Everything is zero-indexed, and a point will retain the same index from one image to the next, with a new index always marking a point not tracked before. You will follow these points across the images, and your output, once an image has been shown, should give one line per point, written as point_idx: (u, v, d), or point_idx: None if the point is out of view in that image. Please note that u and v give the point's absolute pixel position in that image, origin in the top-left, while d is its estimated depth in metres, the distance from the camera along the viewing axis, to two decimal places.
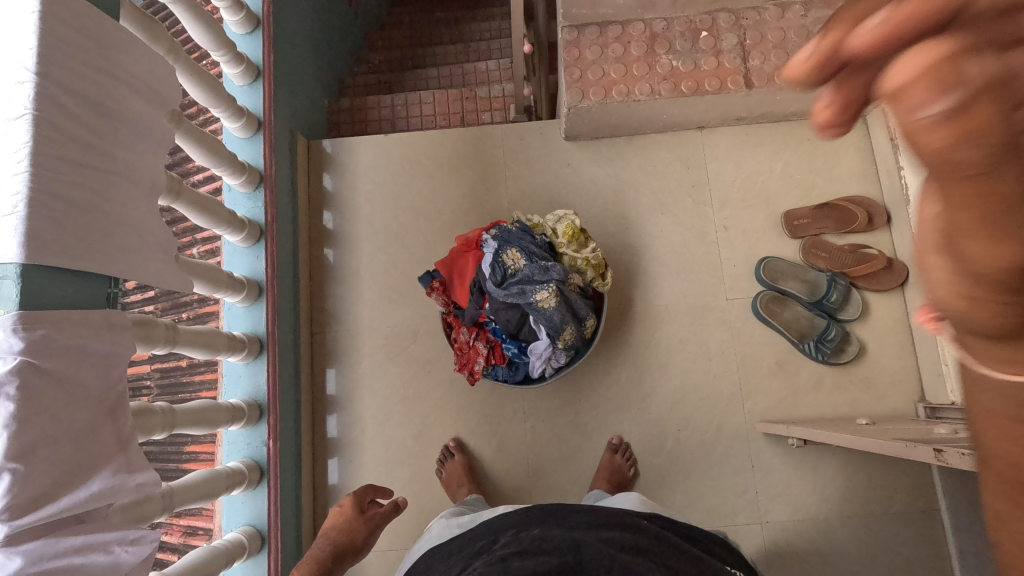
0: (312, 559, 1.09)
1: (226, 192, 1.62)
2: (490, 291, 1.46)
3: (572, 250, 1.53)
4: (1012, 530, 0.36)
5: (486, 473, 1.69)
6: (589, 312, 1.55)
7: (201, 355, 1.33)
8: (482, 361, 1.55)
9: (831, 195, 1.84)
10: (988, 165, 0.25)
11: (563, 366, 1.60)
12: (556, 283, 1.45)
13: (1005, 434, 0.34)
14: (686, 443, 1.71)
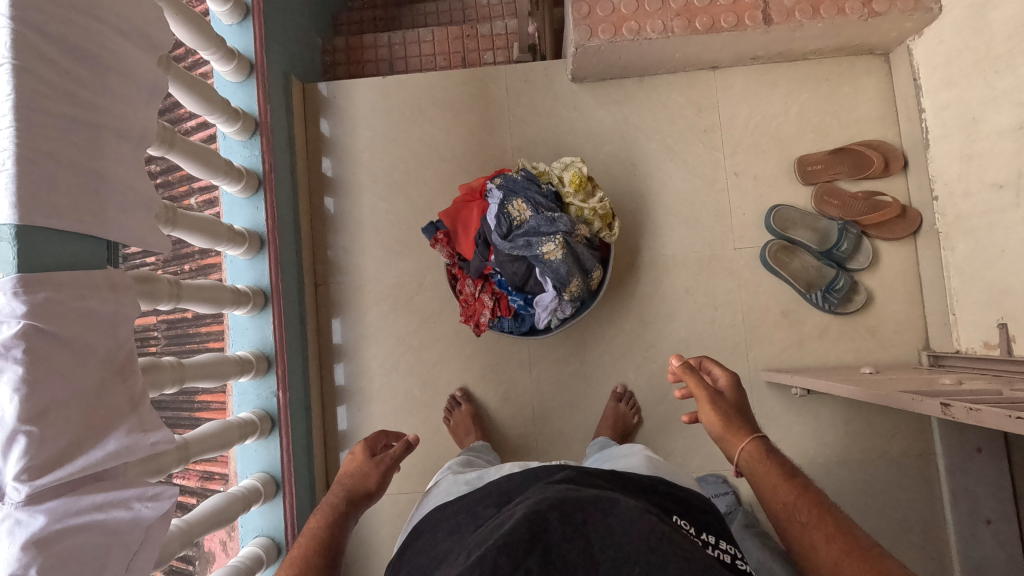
0: (325, 506, 1.14)
1: (221, 141, 1.57)
2: (496, 243, 1.44)
3: (579, 200, 1.49)
4: (811, 540, 0.91)
5: (492, 421, 1.73)
6: (595, 264, 1.53)
7: (206, 309, 1.33)
8: (488, 313, 1.55)
9: (847, 139, 1.78)
10: (717, 401, 1.14)
11: (569, 317, 1.60)
12: (562, 235, 1.42)
13: (771, 485, 1.00)
14: (689, 392, 1.73)
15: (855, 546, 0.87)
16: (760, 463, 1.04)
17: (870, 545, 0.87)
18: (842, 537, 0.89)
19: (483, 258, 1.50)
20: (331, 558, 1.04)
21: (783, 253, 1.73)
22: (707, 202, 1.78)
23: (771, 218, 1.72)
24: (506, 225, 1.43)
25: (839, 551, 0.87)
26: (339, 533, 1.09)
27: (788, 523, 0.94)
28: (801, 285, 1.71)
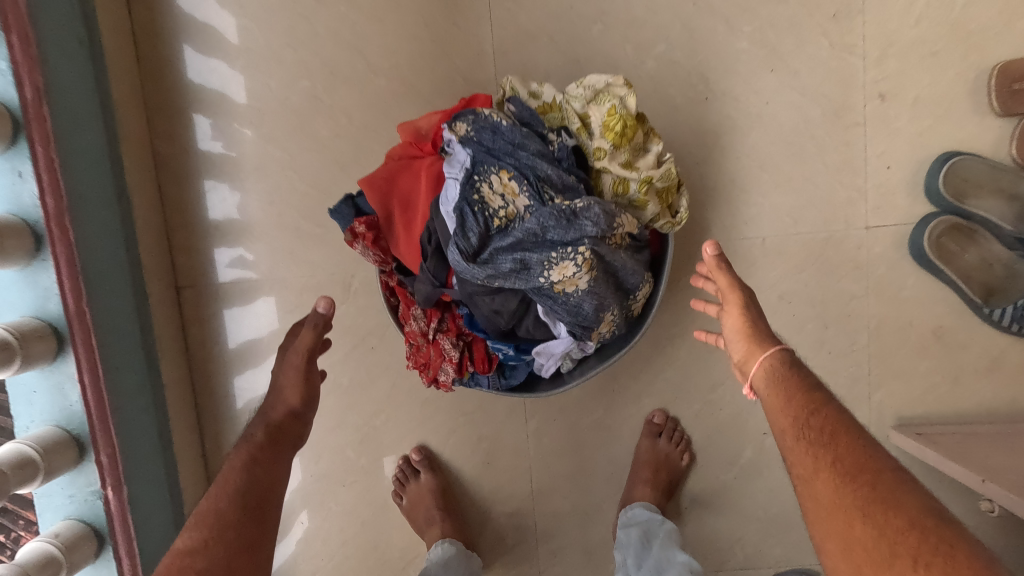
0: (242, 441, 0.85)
1: None
2: (458, 268, 0.75)
3: (621, 166, 0.78)
4: (816, 477, 0.68)
5: (466, 495, 1.14)
6: (645, 279, 0.84)
7: None
8: (452, 367, 0.89)
9: None
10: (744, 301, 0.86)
11: (591, 358, 0.95)
12: (587, 245, 0.74)
13: (778, 403, 0.75)
14: (771, 455, 1.12)
15: (863, 471, 0.66)
16: (773, 392, 0.78)
17: (887, 473, 0.65)
18: (852, 458, 0.67)
19: (439, 281, 0.82)
20: (258, 505, 0.76)
21: (949, 238, 1.04)
22: (826, 147, 1.04)
23: (940, 181, 1.01)
24: (478, 230, 0.74)
25: (842, 476, 0.66)
26: (265, 470, 0.80)
27: (788, 437, 0.73)
28: (976, 292, 1.05)
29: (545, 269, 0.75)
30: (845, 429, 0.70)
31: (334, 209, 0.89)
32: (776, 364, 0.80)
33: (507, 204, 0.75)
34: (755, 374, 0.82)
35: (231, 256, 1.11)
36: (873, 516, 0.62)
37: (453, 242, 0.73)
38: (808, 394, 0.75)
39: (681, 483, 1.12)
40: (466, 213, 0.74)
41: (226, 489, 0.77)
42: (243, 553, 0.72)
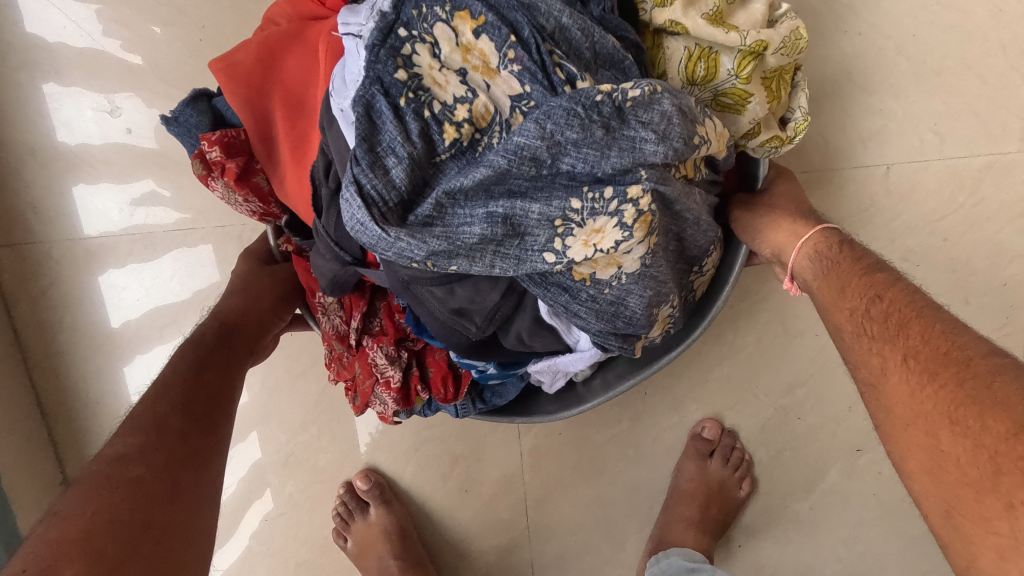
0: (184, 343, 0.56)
1: None
2: (368, 239, 0.40)
3: (708, 24, 0.45)
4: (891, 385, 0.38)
5: (435, 535, 0.82)
6: (717, 238, 0.51)
7: None
8: (390, 392, 0.62)
9: None
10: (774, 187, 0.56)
11: (619, 360, 0.64)
12: (640, 186, 0.40)
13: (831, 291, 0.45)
14: (866, 482, 0.78)
15: (950, 360, 0.36)
16: (817, 273, 0.47)
17: (987, 356, 0.35)
18: (934, 346, 0.37)
19: (351, 257, 0.50)
20: (211, 414, 0.50)
21: None
22: (1000, 19, 0.65)
23: None
24: (405, 155, 0.39)
25: (920, 376, 0.37)
26: (220, 373, 0.54)
27: (845, 336, 0.43)
28: None
29: (554, 234, 0.40)
30: (929, 303, 0.39)
31: (174, 116, 0.56)
32: (817, 243, 0.48)
33: (471, 94, 0.40)
34: (797, 263, 0.49)
35: (134, 195, 0.75)
36: (966, 426, 0.33)
37: (351, 177, 0.39)
38: (868, 270, 0.44)
39: (736, 518, 0.80)
40: (385, 115, 0.40)
41: (171, 385, 0.50)
42: (193, 464, 0.45)
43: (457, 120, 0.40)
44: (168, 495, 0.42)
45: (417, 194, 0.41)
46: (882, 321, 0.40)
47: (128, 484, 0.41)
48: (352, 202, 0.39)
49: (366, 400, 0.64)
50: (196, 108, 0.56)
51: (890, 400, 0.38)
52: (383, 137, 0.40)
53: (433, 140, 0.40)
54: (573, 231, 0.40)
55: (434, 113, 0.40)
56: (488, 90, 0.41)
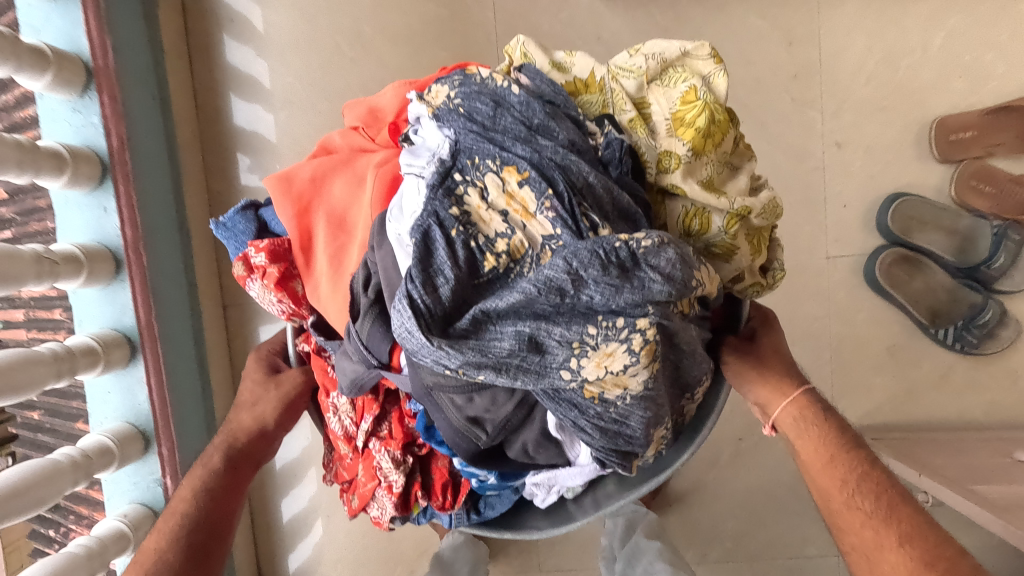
0: (201, 471, 0.84)
1: (36, 100, 0.99)
2: (414, 342, 0.57)
3: (702, 191, 0.62)
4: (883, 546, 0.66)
5: None
6: (708, 369, 0.71)
7: (7, 403, 0.85)
8: (393, 495, 0.89)
9: (1017, 90, 1.16)
10: (777, 355, 0.82)
11: (608, 481, 0.89)
12: (644, 318, 0.56)
13: (828, 464, 0.72)
14: (746, 459, 1.25)
15: (932, 550, 0.64)
16: (816, 447, 0.74)
17: (949, 550, 0.64)
18: (916, 535, 0.65)
19: (379, 362, 0.69)
20: (204, 546, 0.76)
21: (900, 268, 1.18)
22: (789, 187, 1.20)
23: (888, 218, 1.16)
24: (451, 277, 0.57)
25: (912, 554, 0.64)
26: (218, 506, 0.81)
27: (839, 502, 0.70)
28: (923, 316, 1.18)
29: (571, 354, 0.57)
30: (899, 495, 0.69)
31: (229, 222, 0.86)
32: (809, 417, 0.76)
33: (510, 231, 0.59)
34: (781, 418, 0.77)
35: None
36: None
37: (405, 293, 0.57)
38: (854, 459, 0.72)
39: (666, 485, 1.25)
40: (438, 242, 0.58)
41: (177, 528, 0.76)
42: None
43: (497, 250, 0.59)
44: None
45: (456, 308, 0.58)
46: (874, 500, 0.68)
47: None
48: (406, 314, 0.56)
49: (367, 495, 0.92)
50: (245, 216, 0.87)
51: (888, 569, 0.65)
52: (435, 261, 0.58)
53: (477, 264, 0.59)
54: (586, 352, 0.57)
55: (479, 242, 0.60)
56: (524, 228, 0.59)
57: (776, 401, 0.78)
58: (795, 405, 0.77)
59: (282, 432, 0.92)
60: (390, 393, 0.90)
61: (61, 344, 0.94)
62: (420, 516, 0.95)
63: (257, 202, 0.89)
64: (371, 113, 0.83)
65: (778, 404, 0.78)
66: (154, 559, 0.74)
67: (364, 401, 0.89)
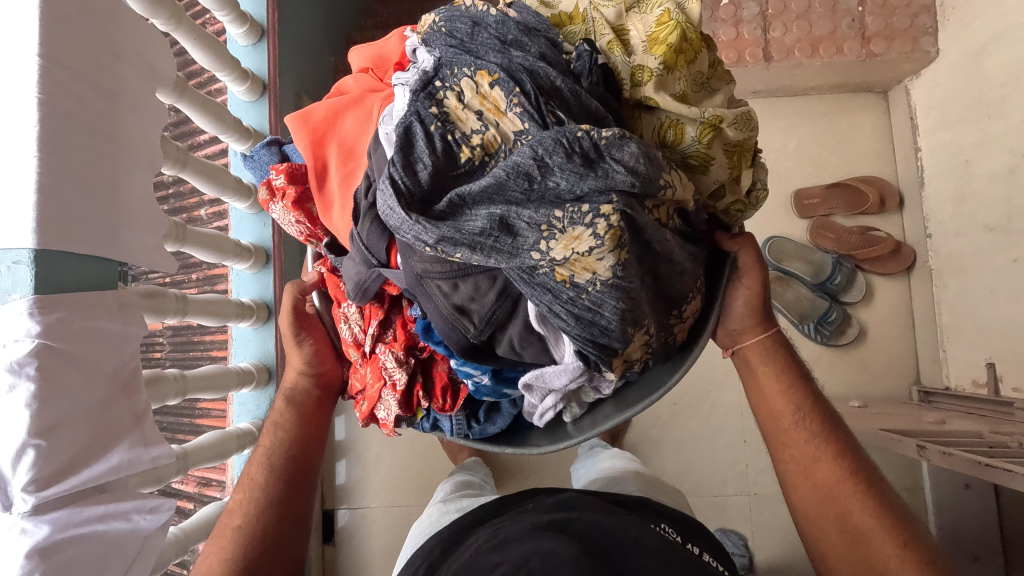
0: (277, 423, 1.06)
1: (231, 157, 1.58)
2: (394, 220, 0.67)
3: (674, 101, 0.70)
4: (809, 453, 0.93)
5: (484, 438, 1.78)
6: (690, 278, 0.77)
7: (210, 323, 1.38)
8: (397, 392, 0.92)
9: (845, 174, 1.82)
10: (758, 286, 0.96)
11: (606, 406, 0.91)
12: (608, 206, 0.62)
13: (778, 389, 0.96)
14: (679, 418, 1.77)
15: (850, 463, 0.91)
16: (767, 371, 0.97)
17: (856, 460, 0.92)
18: (843, 452, 0.92)
19: (379, 261, 0.79)
20: (298, 482, 1.01)
21: (777, 284, 1.75)
22: None
23: (765, 251, 1.77)
24: (429, 164, 0.68)
25: (836, 465, 0.91)
26: (305, 450, 1.04)
27: (784, 419, 0.95)
28: (794, 317, 1.73)
29: (540, 236, 0.64)
30: (827, 415, 0.94)
31: (251, 153, 1.03)
32: (765, 346, 0.97)
33: (484, 128, 0.69)
34: (749, 342, 0.97)
35: None
36: (878, 525, 0.87)
37: (387, 176, 0.67)
38: (797, 384, 0.96)
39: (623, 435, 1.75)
40: (417, 135, 0.69)
41: (270, 475, 1.00)
42: (292, 519, 0.98)
43: (472, 144, 0.69)
44: (284, 539, 0.96)
45: (431, 192, 0.68)
46: (814, 425, 0.93)
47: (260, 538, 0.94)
48: (388, 194, 0.66)
49: (374, 401, 0.95)
50: (268, 151, 1.02)
51: (819, 473, 0.91)
52: (415, 151, 0.68)
53: (453, 155, 0.69)
54: (554, 235, 0.63)
55: (456, 137, 0.69)
56: (497, 125, 0.68)
57: (748, 334, 0.97)
58: (762, 339, 0.96)
59: (323, 366, 1.08)
60: (394, 302, 0.95)
61: (237, 299, 1.49)
62: (424, 422, 0.99)
63: (278, 139, 1.04)
64: (379, 57, 0.95)
65: (748, 337, 0.97)
66: (259, 491, 0.98)
67: (371, 308, 0.95)
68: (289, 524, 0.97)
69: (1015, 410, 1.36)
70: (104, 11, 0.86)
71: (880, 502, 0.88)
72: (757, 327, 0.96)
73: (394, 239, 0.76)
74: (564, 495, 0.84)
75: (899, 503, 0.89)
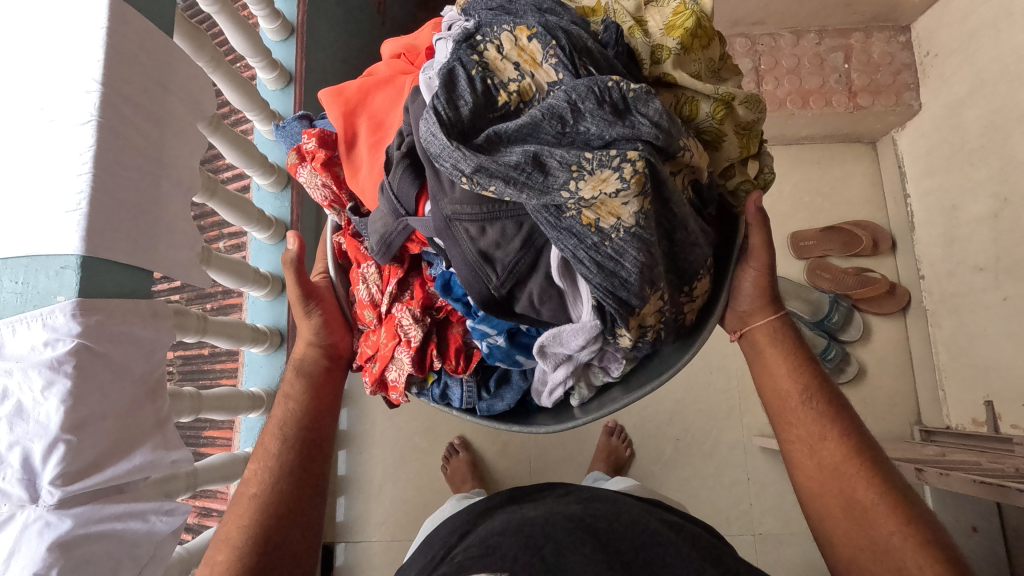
0: (289, 394, 1.09)
1: (254, 192, 1.67)
2: (436, 147, 0.69)
3: (693, 80, 0.77)
4: (811, 431, 0.96)
5: (487, 471, 1.78)
6: (705, 248, 0.82)
7: (224, 346, 1.41)
8: (410, 349, 0.94)
9: (838, 218, 1.90)
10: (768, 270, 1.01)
11: (614, 391, 0.95)
12: (634, 152, 0.65)
13: (784, 368, 1.01)
14: (682, 454, 1.77)
15: (856, 442, 0.94)
16: (776, 351, 1.02)
17: (863, 439, 0.95)
18: (848, 431, 0.95)
19: (408, 209, 0.84)
20: (312, 451, 1.05)
21: None
22: None
23: None
24: (471, 101, 0.71)
25: (841, 444, 0.94)
26: (319, 421, 1.08)
27: (791, 395, 0.99)
28: None
29: (570, 176, 0.66)
30: (834, 394, 0.98)
31: (284, 125, 1.12)
32: (774, 327, 1.02)
33: (521, 77, 0.74)
34: (759, 325, 1.03)
35: None
36: (878, 501, 0.89)
37: (432, 107, 0.70)
38: (804, 364, 1.01)
39: (626, 469, 1.75)
40: (459, 77, 0.72)
41: (286, 444, 1.03)
42: (308, 488, 1.02)
43: (509, 90, 0.74)
44: (301, 508, 1.00)
45: (471, 128, 0.71)
46: (821, 403, 0.97)
47: (279, 505, 0.98)
48: (432, 122, 0.69)
49: (387, 361, 0.97)
50: (300, 125, 1.11)
51: (825, 452, 0.94)
52: (458, 90, 0.72)
53: (492, 98, 0.73)
54: (583, 176, 0.66)
55: (495, 82, 0.74)
56: (532, 76, 0.73)
57: (755, 316, 1.03)
58: (770, 319, 1.02)
59: (335, 337, 1.11)
60: (413, 266, 1.01)
61: (252, 325, 1.53)
62: (434, 388, 1.01)
63: (309, 116, 1.13)
64: (409, 44, 1.03)
65: (756, 320, 1.03)
66: (277, 458, 1.02)
67: (390, 269, 1.00)
68: (306, 493, 1.01)
69: (1014, 447, 1.37)
70: (161, 47, 0.95)
71: (884, 479, 0.91)
72: (766, 310, 1.02)
73: (423, 187, 0.83)
74: (584, 492, 0.94)
75: (906, 484, 0.91)
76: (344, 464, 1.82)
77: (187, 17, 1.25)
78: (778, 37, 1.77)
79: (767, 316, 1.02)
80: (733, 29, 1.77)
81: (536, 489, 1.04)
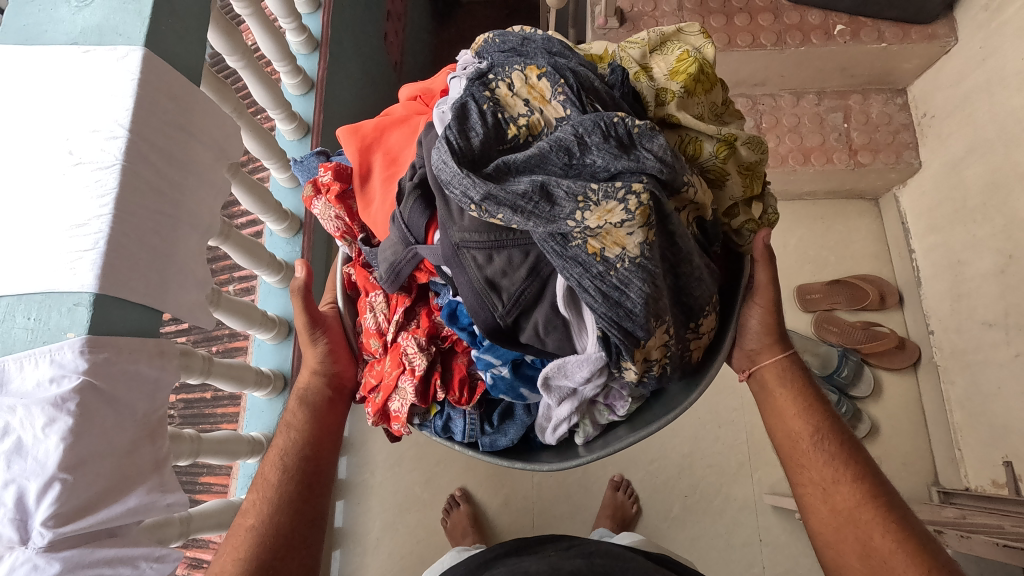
0: (291, 424, 1.07)
1: (267, 236, 1.71)
2: (446, 174, 0.71)
3: (697, 121, 0.79)
4: (823, 476, 0.94)
5: (488, 525, 1.72)
6: (710, 282, 0.82)
7: (228, 388, 1.41)
8: (415, 378, 0.94)
9: (844, 272, 1.91)
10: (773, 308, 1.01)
11: (619, 429, 0.94)
12: (639, 184, 0.67)
13: (793, 409, 0.99)
14: (691, 512, 1.71)
15: (869, 485, 0.92)
16: (784, 392, 1.01)
17: (877, 483, 0.92)
18: (862, 474, 0.92)
19: (416, 238, 0.86)
20: (312, 483, 1.02)
21: None
22: None
23: None
24: (482, 132, 0.74)
25: (855, 488, 0.91)
26: (323, 452, 1.06)
27: (801, 437, 0.97)
28: None
29: (576, 206, 0.68)
30: (846, 435, 0.96)
31: (302, 160, 1.16)
32: (782, 365, 1.01)
33: (530, 112, 0.76)
34: (765, 364, 1.02)
35: None
36: (895, 551, 0.86)
37: (444, 137, 0.72)
38: (814, 404, 0.99)
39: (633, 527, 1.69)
40: (471, 111, 0.75)
41: (285, 476, 1.01)
42: (305, 522, 0.99)
43: (519, 124, 0.76)
44: (298, 544, 0.97)
45: (481, 157, 0.74)
46: (832, 445, 0.95)
47: (276, 538, 0.95)
48: (443, 150, 0.71)
49: (390, 391, 0.97)
50: (317, 160, 1.15)
51: (838, 497, 0.92)
52: (469, 122, 0.74)
53: (502, 131, 0.76)
54: (589, 206, 0.67)
55: (505, 117, 0.77)
56: (541, 111, 0.76)
57: (762, 355, 1.02)
58: (777, 357, 1.02)
59: (339, 366, 1.10)
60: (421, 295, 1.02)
61: (257, 368, 1.53)
62: (436, 420, 1.00)
63: (327, 153, 1.16)
64: (425, 86, 1.08)
65: (764, 360, 1.02)
66: (276, 490, 1.00)
67: (397, 298, 1.00)
68: (303, 528, 0.98)
69: None
70: (189, 99, 1.00)
71: (900, 524, 0.88)
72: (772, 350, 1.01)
73: (433, 217, 0.85)
74: (589, 545, 0.91)
75: (924, 531, 0.88)
76: (341, 515, 1.76)
77: (213, 70, 1.31)
78: (777, 97, 1.84)
79: (774, 356, 1.02)
80: (735, 90, 1.83)
81: (541, 539, 1.01)
